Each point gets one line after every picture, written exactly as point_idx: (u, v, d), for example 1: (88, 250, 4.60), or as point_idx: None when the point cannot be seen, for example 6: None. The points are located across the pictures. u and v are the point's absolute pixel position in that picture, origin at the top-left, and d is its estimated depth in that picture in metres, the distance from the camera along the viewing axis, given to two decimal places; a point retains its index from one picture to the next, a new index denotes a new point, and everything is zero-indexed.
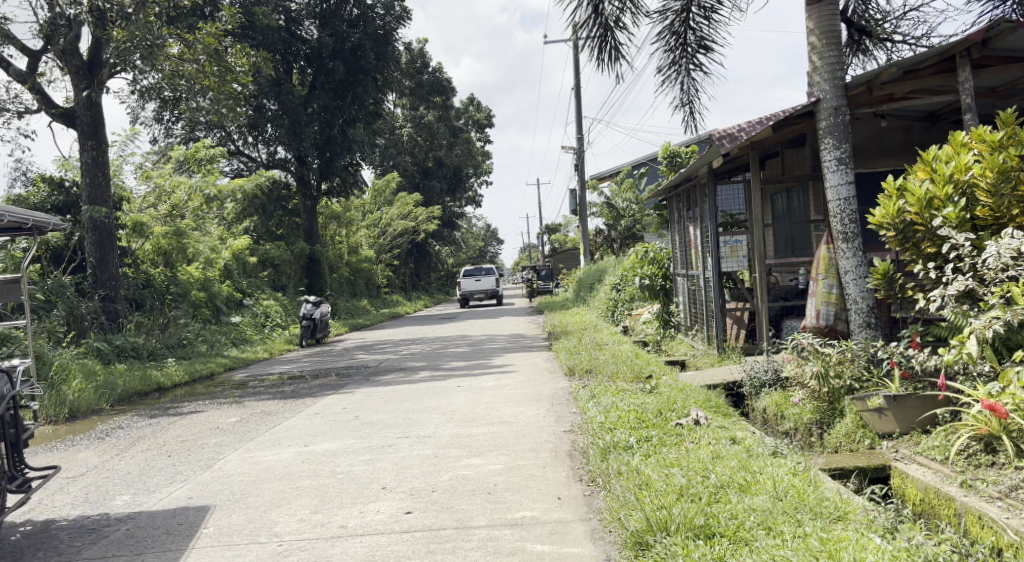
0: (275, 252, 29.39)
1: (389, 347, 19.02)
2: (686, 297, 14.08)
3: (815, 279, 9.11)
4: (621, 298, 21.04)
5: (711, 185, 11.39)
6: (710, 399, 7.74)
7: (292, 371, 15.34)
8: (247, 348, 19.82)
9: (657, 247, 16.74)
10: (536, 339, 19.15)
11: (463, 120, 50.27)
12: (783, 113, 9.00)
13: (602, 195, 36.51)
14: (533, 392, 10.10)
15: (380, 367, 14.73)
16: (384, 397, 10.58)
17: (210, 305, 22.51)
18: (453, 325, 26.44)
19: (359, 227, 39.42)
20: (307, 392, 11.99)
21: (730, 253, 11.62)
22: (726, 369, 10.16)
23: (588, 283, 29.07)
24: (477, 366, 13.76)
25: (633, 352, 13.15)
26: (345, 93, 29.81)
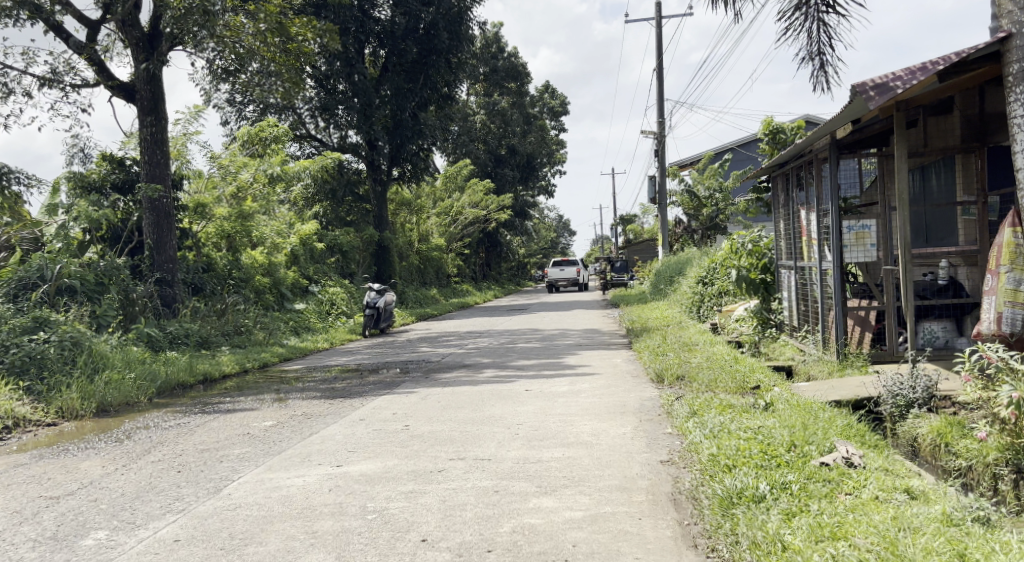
0: (345, 238, 28.13)
1: (456, 341, 17.50)
2: (794, 294, 12.48)
3: (996, 274, 7.57)
4: (708, 294, 19.25)
5: (834, 158, 10.05)
6: (849, 427, 6.12)
7: (347, 363, 13.88)
8: (309, 336, 18.41)
9: (756, 234, 14.97)
10: (614, 335, 17.49)
11: (538, 107, 48.75)
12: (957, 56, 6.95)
13: (684, 183, 34.50)
14: (618, 403, 8.48)
15: (443, 363, 13.22)
16: (441, 401, 9.07)
17: (273, 292, 21.21)
18: (524, 318, 24.91)
19: (430, 214, 38.05)
20: (359, 389, 10.49)
21: (856, 241, 10.09)
22: (856, 382, 8.62)
23: (668, 275, 27.32)
24: (550, 366, 12.13)
25: (730, 357, 11.59)
26: (417, 75, 28.50)
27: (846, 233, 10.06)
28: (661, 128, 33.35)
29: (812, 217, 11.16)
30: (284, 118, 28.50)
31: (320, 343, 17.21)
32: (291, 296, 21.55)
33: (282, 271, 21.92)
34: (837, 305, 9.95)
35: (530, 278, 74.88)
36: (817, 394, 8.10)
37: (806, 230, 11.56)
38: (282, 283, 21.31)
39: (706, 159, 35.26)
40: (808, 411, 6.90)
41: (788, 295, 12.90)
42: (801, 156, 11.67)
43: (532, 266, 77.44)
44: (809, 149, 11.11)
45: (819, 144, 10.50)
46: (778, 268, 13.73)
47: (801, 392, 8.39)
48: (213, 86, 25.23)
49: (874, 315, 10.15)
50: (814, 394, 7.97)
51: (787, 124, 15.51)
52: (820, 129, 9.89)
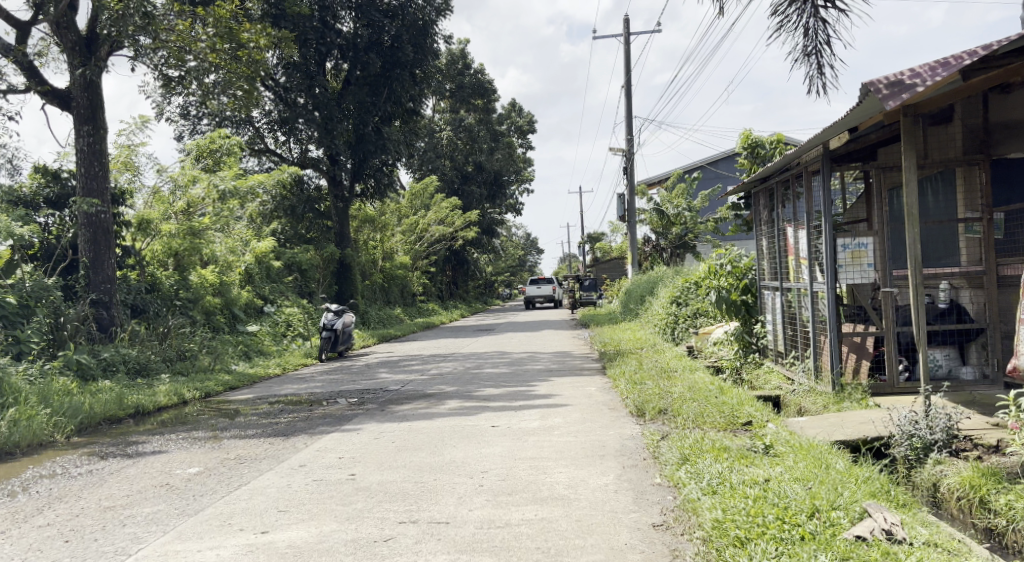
0: (304, 256, 27.00)
1: (417, 365, 16.49)
2: (779, 317, 11.64)
3: None
4: (683, 316, 18.36)
5: (826, 169, 9.22)
6: (866, 476, 5.41)
7: (299, 392, 12.82)
8: (258, 361, 17.30)
9: (735, 253, 14.09)
10: (585, 359, 16.56)
11: (507, 125, 47.90)
12: (987, 48, 6.33)
13: (652, 201, 33.75)
14: (595, 442, 7.53)
15: (403, 391, 12.21)
16: (396, 440, 8.09)
17: (225, 313, 20.09)
18: (490, 339, 23.92)
19: (394, 232, 37.04)
20: (307, 425, 9.47)
21: (852, 260, 9.36)
22: (858, 418, 7.81)
23: (638, 295, 26.45)
24: (518, 396, 11.16)
25: (714, 386, 10.75)
26: (380, 88, 27.36)
27: (841, 252, 9.25)
28: (629, 145, 32.58)
29: (800, 234, 10.37)
30: (241, 131, 27.34)
31: (271, 369, 16.12)
32: (244, 318, 20.43)
33: (235, 290, 20.81)
34: (831, 331, 9.16)
35: (498, 296, 73.98)
36: (815, 433, 7.25)
37: (793, 248, 10.75)
38: (234, 303, 20.18)
39: (675, 177, 34.51)
40: (816, 456, 6.06)
41: (773, 319, 12.06)
42: (787, 168, 10.88)
43: (500, 284, 76.61)
44: (797, 161, 10.32)
45: (808, 156, 9.70)
46: (761, 289, 12.89)
47: (798, 431, 7.54)
48: (166, 97, 24.09)
49: (870, 341, 9.30)
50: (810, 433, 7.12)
51: (765, 138, 14.61)
52: (810, 138, 9.11)
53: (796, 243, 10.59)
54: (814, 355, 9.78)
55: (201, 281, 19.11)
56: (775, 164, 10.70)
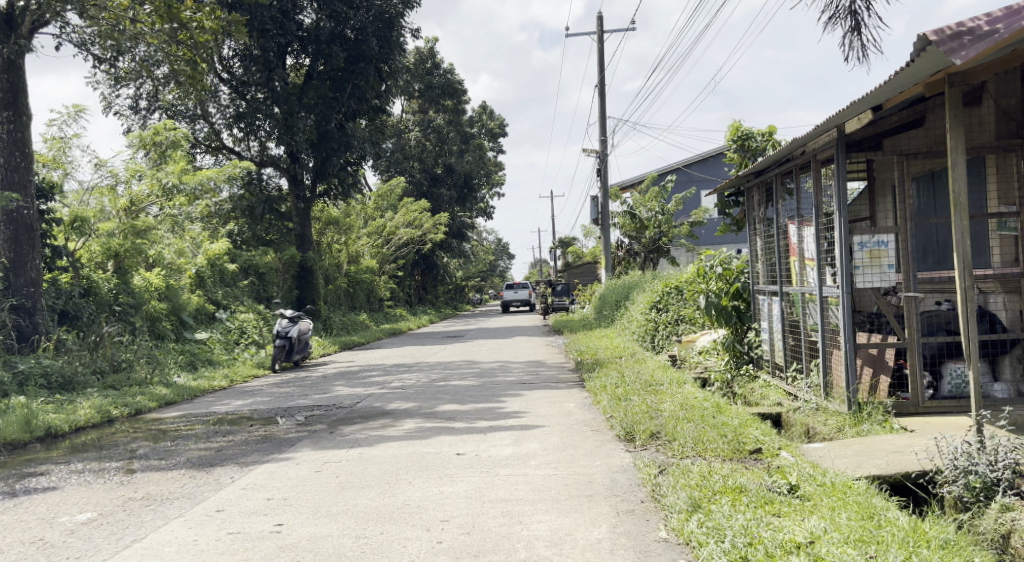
0: (262, 258, 25.49)
1: (378, 376, 15.17)
2: (778, 325, 10.49)
3: None
4: (664, 321, 17.14)
5: (842, 155, 8.01)
6: (924, 525, 4.49)
7: (241, 408, 11.48)
8: (202, 372, 15.89)
9: (726, 253, 12.82)
10: (560, 369, 15.30)
11: (477, 127, 46.57)
12: None
13: (626, 205, 32.52)
14: (579, 476, 6.34)
15: (359, 407, 10.91)
16: (343, 473, 6.83)
17: (171, 320, 18.66)
18: (459, 347, 22.58)
19: (360, 235, 35.65)
20: (241, 450, 8.17)
21: (870, 261, 8.13)
22: (887, 446, 6.66)
23: (613, 300, 25.25)
24: (487, 414, 9.91)
25: (709, 403, 9.61)
26: (344, 84, 25.94)
27: (858, 251, 8.10)
28: (603, 146, 31.39)
29: (807, 232, 9.20)
30: (196, 127, 25.82)
31: (215, 381, 14.72)
32: (193, 324, 18.96)
33: (184, 295, 19.36)
34: (847, 343, 8.01)
35: (468, 302, 72.59)
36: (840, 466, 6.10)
37: (796, 248, 9.57)
38: (182, 308, 18.71)
39: (649, 179, 33.35)
40: (855, 497, 5.03)
41: (769, 327, 10.90)
42: (788, 158, 9.70)
43: (471, 290, 75.19)
44: (802, 149, 9.14)
45: (818, 142, 8.50)
46: (755, 294, 11.71)
47: (818, 463, 6.37)
48: (113, 90, 22.57)
49: (890, 352, 8.11)
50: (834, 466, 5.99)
51: (756, 129, 13.40)
52: (823, 121, 7.90)
53: (801, 242, 9.41)
54: (824, 370, 8.63)
55: (145, 285, 17.66)
56: (776, 153, 9.51)
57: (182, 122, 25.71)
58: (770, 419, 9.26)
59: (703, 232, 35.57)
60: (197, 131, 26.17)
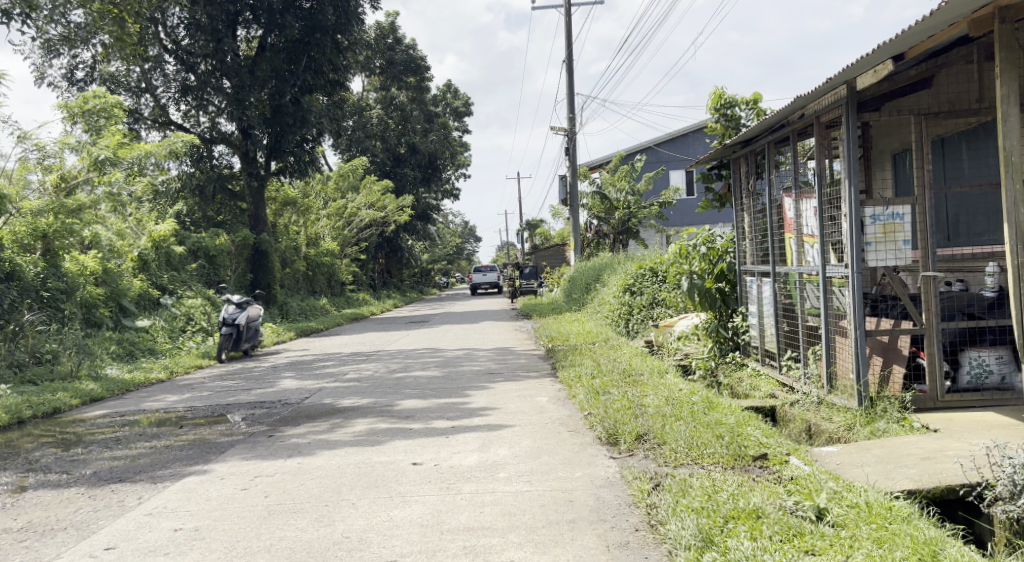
0: (212, 241, 24.13)
1: (332, 367, 14.11)
2: (770, 308, 9.56)
3: None
4: (638, 305, 16.17)
5: (852, 114, 7.04)
6: None
7: (175, 405, 10.42)
8: (140, 364, 14.77)
9: (709, 231, 11.72)
10: (529, 357, 14.29)
11: (440, 106, 45.36)
12: None
13: (594, 184, 31.53)
14: (555, 493, 5.42)
15: (306, 406, 9.86)
16: (275, 491, 5.82)
17: (111, 305, 17.58)
18: (421, 333, 21.49)
19: (320, 217, 34.39)
20: (161, 458, 7.14)
21: (884, 236, 7.11)
22: (909, 452, 5.73)
23: (582, 283, 24.26)
24: (448, 411, 8.91)
25: (696, 396, 8.68)
26: (299, 57, 24.64)
27: (870, 225, 7.09)
28: (570, 124, 30.33)
29: (807, 205, 8.23)
30: (141, 102, 24.43)
31: (153, 373, 13.61)
32: (134, 311, 17.94)
33: (125, 281, 18.24)
34: (857, 328, 7.06)
35: (435, 285, 71.40)
36: (858, 475, 5.23)
37: (793, 224, 8.61)
38: (121, 294, 17.64)
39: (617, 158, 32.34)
40: (896, 523, 4.33)
41: (759, 312, 9.95)
42: (783, 123, 8.72)
43: (436, 273, 73.95)
44: (801, 113, 8.17)
45: (823, 104, 7.53)
46: (743, 275, 10.73)
47: (838, 472, 5.42)
48: (48, 61, 21.16)
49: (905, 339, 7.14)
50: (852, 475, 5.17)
51: (739, 97, 12.39)
52: (832, 77, 6.92)
53: (800, 216, 8.45)
54: (826, 360, 7.69)
55: (79, 270, 16.43)
56: (773, 116, 8.51)
57: (126, 96, 24.32)
58: (763, 412, 8.34)
59: (674, 213, 34.61)
60: (142, 105, 24.77)
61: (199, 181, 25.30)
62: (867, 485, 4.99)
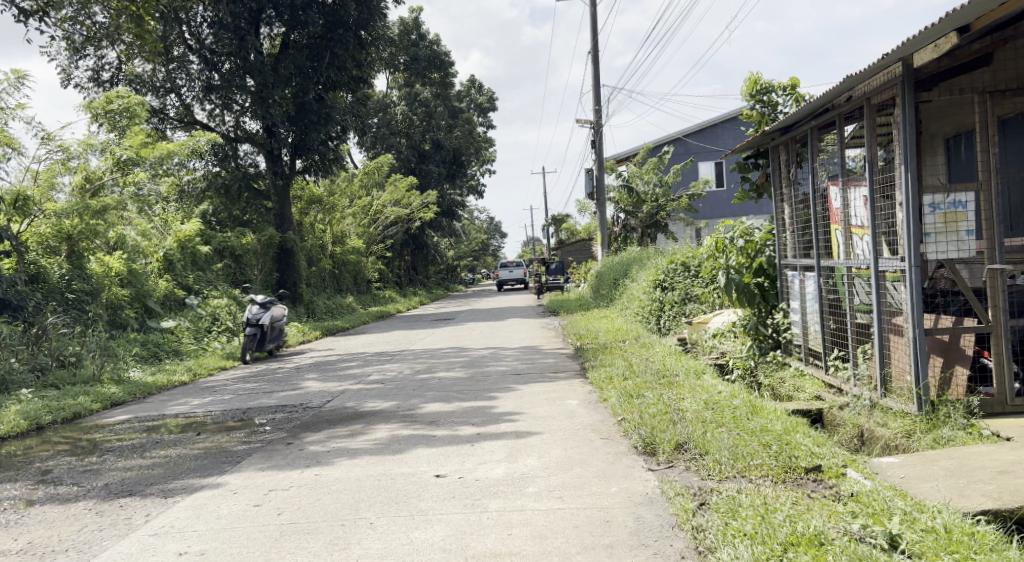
0: (237, 240, 23.78)
1: (357, 368, 13.67)
2: (814, 305, 9.03)
3: None
4: (670, 301, 15.63)
5: (910, 95, 6.51)
6: None
7: (197, 410, 10.02)
8: (164, 366, 14.41)
9: (747, 224, 11.11)
10: (559, 356, 13.79)
11: (465, 102, 44.96)
12: None
13: (621, 178, 30.94)
14: (592, 513, 4.91)
15: (328, 410, 9.41)
16: (290, 509, 5.36)
17: (136, 307, 17.32)
18: (447, 331, 21.07)
19: (345, 214, 34.06)
20: (175, 469, 6.70)
21: (943, 226, 6.61)
22: (982, 465, 5.19)
23: (611, 279, 23.72)
24: (474, 416, 8.42)
25: (737, 399, 8.16)
26: (322, 52, 24.29)
27: (928, 214, 6.61)
28: (597, 116, 29.77)
29: (856, 195, 7.71)
30: (165, 101, 24.14)
31: (177, 375, 13.25)
32: (160, 312, 17.67)
33: (149, 281, 17.97)
34: (917, 326, 6.51)
35: (460, 282, 70.99)
36: (927, 491, 4.71)
37: (840, 214, 8.08)
38: (147, 294, 17.36)
39: (645, 151, 31.75)
40: (984, 555, 3.88)
41: (801, 308, 9.40)
42: (828, 107, 8.17)
43: (462, 270, 73.59)
44: (848, 97, 7.65)
45: (874, 86, 7.01)
46: (784, 269, 10.18)
47: (902, 487, 4.92)
48: (73, 61, 20.91)
49: (968, 339, 6.61)
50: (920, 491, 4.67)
51: (777, 82, 11.81)
52: (886, 55, 6.41)
53: (848, 206, 7.92)
54: (879, 361, 7.17)
55: (103, 271, 16.08)
56: (817, 100, 7.96)
57: (151, 96, 24.03)
58: (810, 416, 7.82)
59: (703, 206, 33.96)
60: (168, 105, 24.48)
61: (226, 180, 25.00)
62: (938, 502, 4.50)
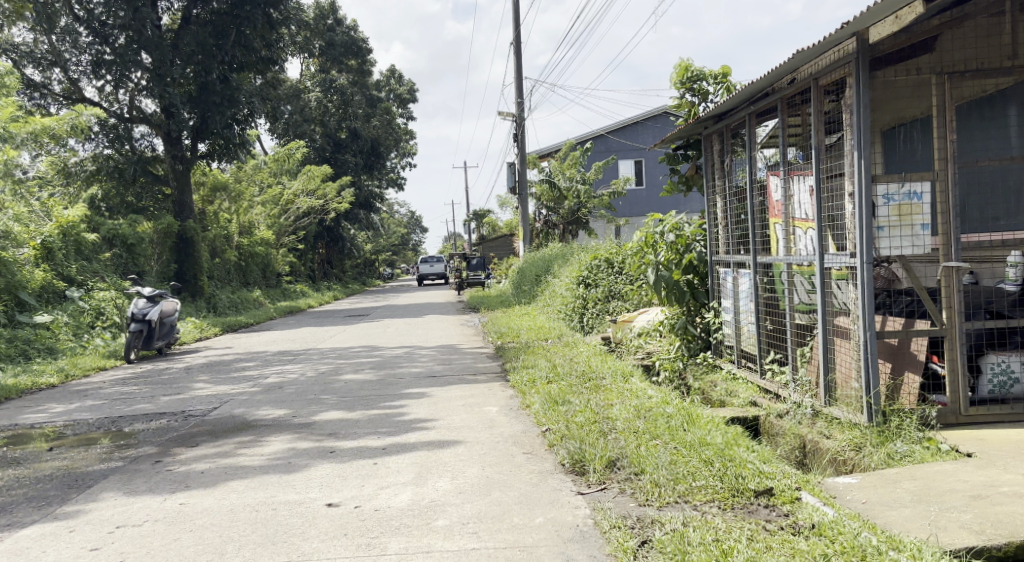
0: (130, 228, 22.46)
1: (254, 372, 12.89)
2: (748, 304, 8.44)
3: None
4: (593, 298, 15.01)
5: (864, 74, 5.99)
6: None
7: (54, 418, 9.95)
8: (32, 375, 13.56)
9: (677, 218, 10.39)
10: (476, 356, 13.09)
11: (384, 92, 43.92)
12: None
13: (543, 172, 30.23)
14: (513, 553, 4.47)
15: (211, 424, 8.71)
16: (139, 553, 4.76)
17: (5, 300, 16.74)
18: (359, 329, 20.21)
19: (254, 203, 32.81)
20: (11, 499, 6.03)
21: (897, 218, 6.09)
22: (952, 488, 4.61)
23: (532, 275, 23.04)
24: (380, 425, 7.76)
25: (668, 406, 7.52)
26: (228, 31, 23.04)
27: (883, 206, 6.07)
28: (518, 108, 29.10)
29: (802, 184, 7.12)
30: (51, 74, 22.72)
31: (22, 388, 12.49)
32: (33, 305, 17.14)
33: (21, 271, 17.35)
34: (868, 327, 5.93)
35: (378, 276, 69.72)
36: (900, 521, 4.27)
37: (780, 207, 7.52)
38: (19, 286, 16.88)
39: (567, 146, 31.18)
40: None
41: (734, 307, 8.82)
42: (768, 91, 7.65)
43: (380, 263, 72.34)
44: (796, 75, 7.07)
45: (825, 62, 6.45)
46: (715, 265, 9.56)
47: (866, 517, 4.38)
48: None
49: (921, 344, 6.07)
50: (893, 521, 4.23)
51: (708, 70, 11.23)
52: (840, 30, 5.86)
53: (790, 198, 7.37)
54: (823, 366, 6.60)
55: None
56: (758, 82, 7.43)
57: (37, 71, 22.78)
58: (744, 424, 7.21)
59: (623, 203, 33.51)
60: (52, 80, 23.16)
61: (118, 164, 23.69)
62: (916, 536, 4.13)
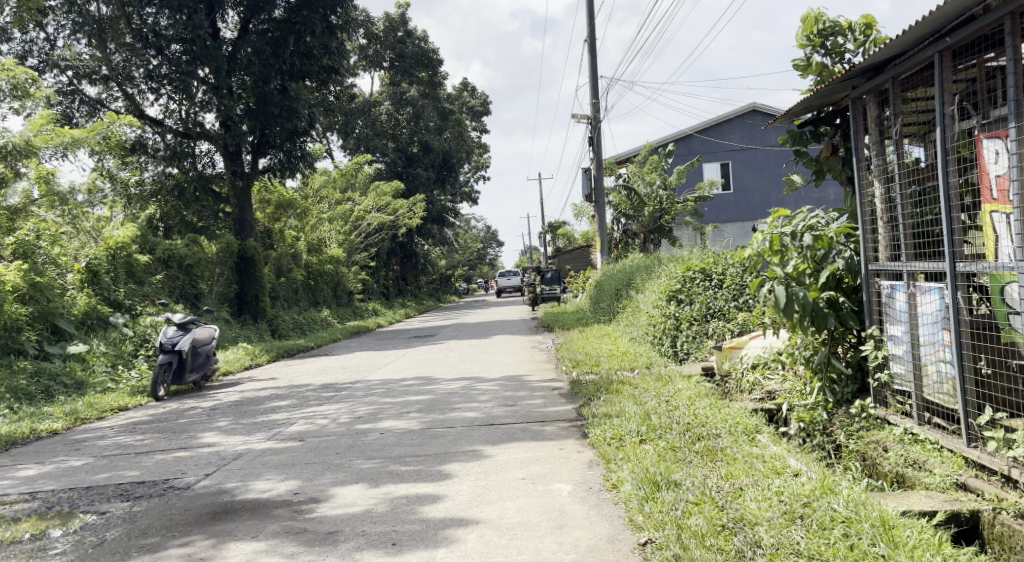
0: (188, 247, 20.58)
1: (283, 416, 10.58)
2: (942, 333, 5.84)
3: None
4: (687, 318, 12.26)
5: None
6: None
7: (17, 483, 7.78)
8: (37, 419, 11.52)
9: (812, 214, 7.54)
10: (547, 394, 10.56)
11: (458, 104, 41.77)
12: None
13: (620, 179, 27.49)
14: None
15: (187, 502, 6.47)
16: None
17: (42, 327, 15.00)
18: (422, 354, 17.86)
19: (322, 220, 30.80)
20: None
21: None
22: None
23: (612, 290, 20.41)
24: (402, 522, 5.38)
25: (834, 496, 4.95)
26: (286, 39, 20.83)
27: None
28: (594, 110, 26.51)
29: None
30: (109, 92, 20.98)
31: (17, 435, 10.46)
32: (71, 333, 15.33)
33: (60, 297, 15.64)
34: None
35: (455, 293, 67.64)
36: None
37: (1003, 186, 5.21)
38: (54, 313, 15.09)
39: (649, 149, 28.44)
40: None
41: (911, 338, 6.20)
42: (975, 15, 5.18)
43: (456, 279, 70.38)
44: None
45: None
46: (872, 277, 6.83)
47: None
48: None
49: None
50: None
51: (844, 21, 8.54)
52: None
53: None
54: None
55: None
56: None
57: (93, 86, 21.11)
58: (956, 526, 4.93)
59: (708, 209, 30.63)
60: (110, 97, 21.53)
61: (180, 181, 21.52)
62: None
